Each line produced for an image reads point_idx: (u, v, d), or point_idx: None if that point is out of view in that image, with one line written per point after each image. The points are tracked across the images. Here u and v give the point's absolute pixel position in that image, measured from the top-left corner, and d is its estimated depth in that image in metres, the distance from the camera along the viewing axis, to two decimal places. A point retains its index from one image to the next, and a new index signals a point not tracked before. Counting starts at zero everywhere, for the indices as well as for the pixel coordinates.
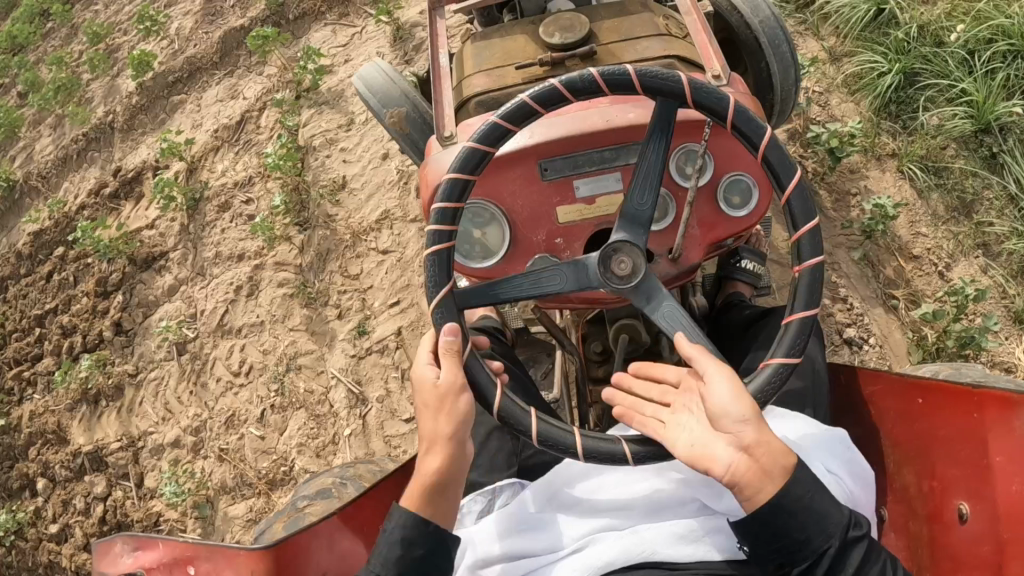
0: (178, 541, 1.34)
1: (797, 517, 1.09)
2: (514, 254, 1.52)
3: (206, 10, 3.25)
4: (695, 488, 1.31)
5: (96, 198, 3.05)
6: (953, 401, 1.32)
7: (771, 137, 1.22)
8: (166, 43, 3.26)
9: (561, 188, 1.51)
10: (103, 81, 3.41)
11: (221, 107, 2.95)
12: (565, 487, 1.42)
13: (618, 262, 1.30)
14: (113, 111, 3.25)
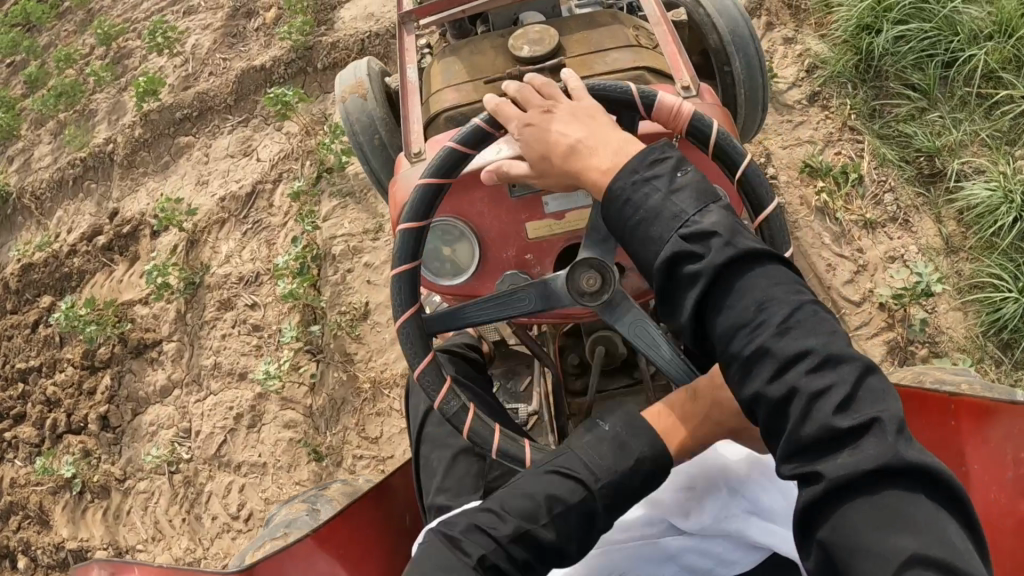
0: (150, 567, 1.27)
1: (687, 280, 0.90)
2: (485, 271, 1.40)
3: (226, 30, 3.08)
4: (662, 507, 1.18)
5: (88, 249, 2.79)
6: (927, 411, 1.33)
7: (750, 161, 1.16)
8: (178, 61, 3.11)
9: (529, 205, 1.34)
10: (111, 94, 3.21)
11: (232, 164, 2.64)
12: None
13: (587, 278, 1.18)
14: (115, 141, 3.00)
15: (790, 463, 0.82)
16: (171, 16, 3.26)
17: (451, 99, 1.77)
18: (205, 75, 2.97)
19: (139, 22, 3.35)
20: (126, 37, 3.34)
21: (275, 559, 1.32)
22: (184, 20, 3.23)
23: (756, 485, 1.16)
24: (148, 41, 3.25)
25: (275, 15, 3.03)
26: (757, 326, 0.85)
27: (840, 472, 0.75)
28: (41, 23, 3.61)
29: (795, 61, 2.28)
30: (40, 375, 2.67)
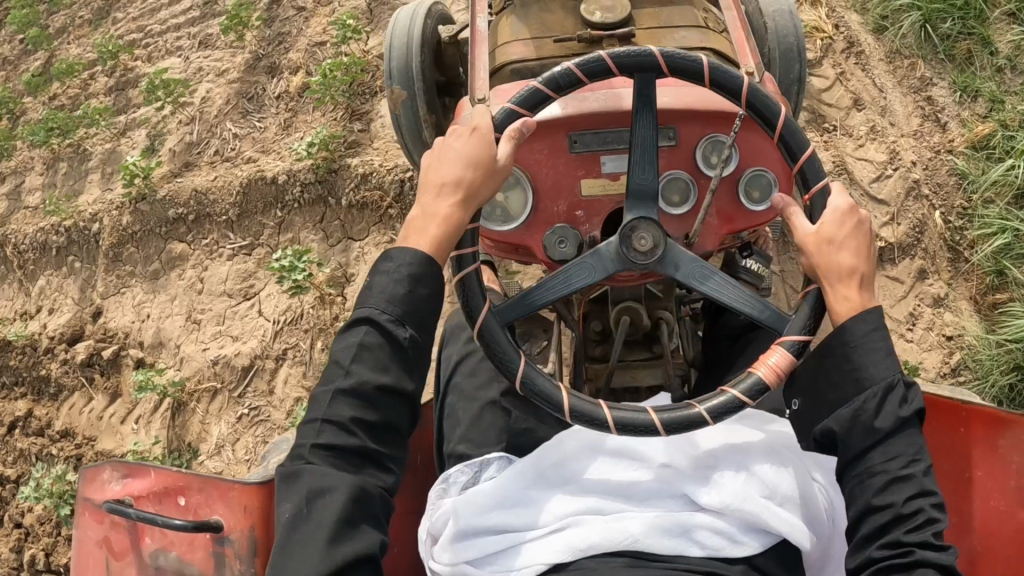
0: (170, 473, 1.55)
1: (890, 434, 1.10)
2: (534, 222, 1.54)
3: (242, 84, 2.73)
4: (678, 477, 1.19)
5: (66, 360, 2.47)
6: (943, 416, 1.50)
7: (786, 117, 1.26)
8: (185, 116, 2.77)
9: (587, 162, 1.53)
10: (113, 143, 2.92)
11: (229, 307, 2.20)
12: (554, 465, 1.24)
13: (641, 236, 1.30)
14: (99, 216, 2.60)
15: (875, 543, 1.07)
16: (191, 62, 2.93)
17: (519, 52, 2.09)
18: (210, 150, 2.57)
19: (153, 58, 3.06)
20: (138, 69, 3.07)
21: None
22: (200, 69, 2.88)
23: (773, 470, 1.20)
24: (158, 84, 2.90)
25: (300, 81, 2.61)
26: (904, 477, 1.08)
27: (928, 560, 1.02)
28: (64, 35, 3.41)
29: (941, 345, 1.89)
30: (11, 494, 2.43)
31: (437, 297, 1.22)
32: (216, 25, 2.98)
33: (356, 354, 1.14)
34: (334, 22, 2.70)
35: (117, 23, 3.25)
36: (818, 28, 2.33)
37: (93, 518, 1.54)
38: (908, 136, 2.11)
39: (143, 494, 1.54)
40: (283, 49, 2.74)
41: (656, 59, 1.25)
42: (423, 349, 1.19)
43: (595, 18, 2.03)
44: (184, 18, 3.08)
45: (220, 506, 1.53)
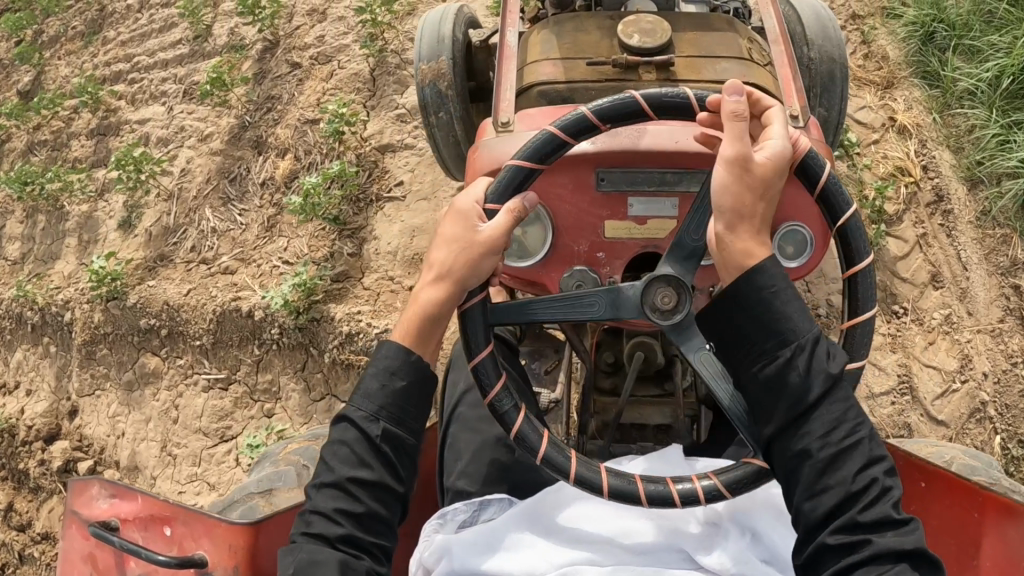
0: (157, 500, 1.30)
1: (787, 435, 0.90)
2: (553, 261, 1.21)
3: (224, 158, 2.45)
4: (681, 534, 1.06)
5: (43, 460, 2.38)
6: (954, 494, 1.21)
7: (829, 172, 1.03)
8: (163, 187, 2.52)
9: (613, 202, 1.18)
10: (89, 205, 2.70)
11: (205, 448, 2.05)
12: (552, 506, 1.11)
13: (662, 295, 1.04)
14: (71, 306, 2.42)
15: (838, 537, 0.84)
16: (175, 119, 2.67)
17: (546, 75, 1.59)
18: (187, 242, 2.32)
19: (136, 103, 2.84)
20: (121, 113, 2.86)
21: (283, 517, 1.30)
22: (180, 130, 2.62)
23: (778, 533, 1.07)
24: (144, 145, 2.70)
25: (287, 169, 2.29)
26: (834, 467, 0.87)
27: (890, 553, 0.81)
28: (57, 59, 3.30)
29: None
30: None
31: (422, 386, 1.04)
32: (203, 78, 2.72)
33: (333, 449, 1.00)
34: (333, 95, 2.41)
35: (107, 61, 3.09)
36: (904, 168, 2.03)
37: (80, 532, 1.31)
38: (985, 332, 1.84)
39: (131, 518, 1.30)
40: (273, 122, 2.43)
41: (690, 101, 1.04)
42: (406, 441, 1.02)
43: (636, 37, 1.54)
44: (174, 63, 2.86)
45: (206, 541, 1.28)
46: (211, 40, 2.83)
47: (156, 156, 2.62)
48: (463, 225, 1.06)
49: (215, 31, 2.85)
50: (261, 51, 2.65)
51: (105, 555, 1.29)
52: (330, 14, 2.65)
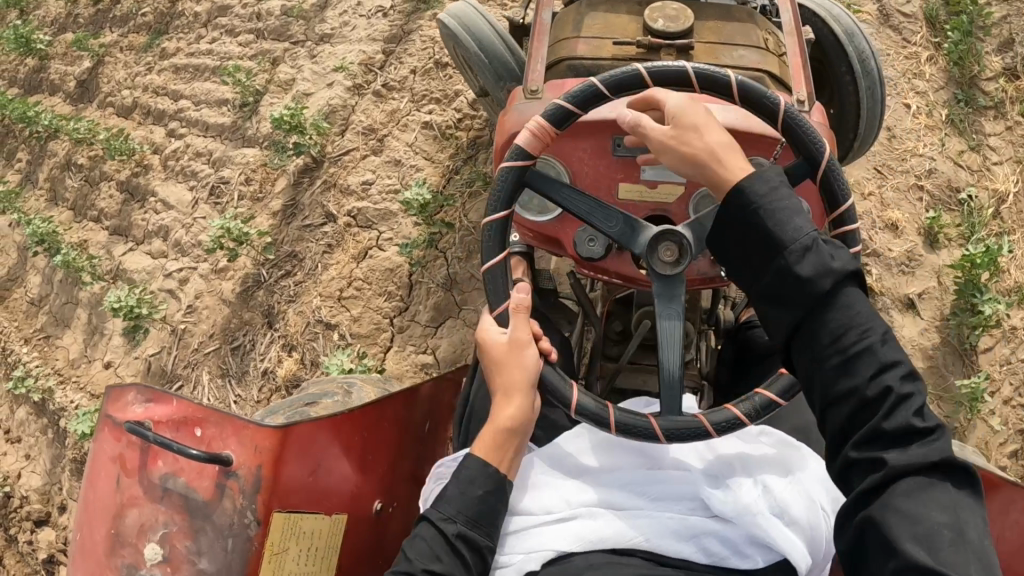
0: (190, 403, 1.38)
1: (774, 203, 0.98)
2: (567, 217, 1.40)
3: (233, 315, 2.20)
4: (686, 474, 1.19)
5: (30, 541, 2.46)
6: None
7: (787, 106, 1.21)
8: (174, 305, 2.35)
9: (627, 167, 1.35)
10: (101, 286, 2.57)
11: None
12: (568, 452, 1.25)
13: (666, 249, 1.20)
14: (65, 415, 2.39)
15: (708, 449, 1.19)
16: (197, 221, 2.46)
17: (577, 50, 1.72)
18: None
19: (168, 170, 2.67)
20: (151, 176, 2.70)
21: (304, 429, 1.43)
22: (199, 238, 2.42)
23: (784, 488, 1.15)
24: (161, 239, 2.52)
25: (288, 375, 2.03)
26: (887, 339, 0.92)
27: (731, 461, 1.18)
28: (112, 63, 3.12)
29: None
30: None
31: (498, 491, 1.16)
32: (236, 173, 2.50)
33: (412, 541, 1.11)
34: (359, 291, 2.04)
35: (159, 98, 2.91)
36: None
37: (113, 435, 1.41)
38: None
39: (162, 420, 1.39)
40: (288, 298, 2.12)
41: (688, 75, 1.21)
42: (480, 546, 1.11)
43: (658, 22, 1.68)
44: (220, 137, 2.65)
45: (234, 442, 1.38)
46: (256, 124, 2.59)
47: (173, 264, 2.42)
48: (513, 354, 1.21)
49: (263, 112, 2.61)
50: (300, 174, 2.36)
51: (140, 453, 1.37)
52: (385, 154, 2.29)
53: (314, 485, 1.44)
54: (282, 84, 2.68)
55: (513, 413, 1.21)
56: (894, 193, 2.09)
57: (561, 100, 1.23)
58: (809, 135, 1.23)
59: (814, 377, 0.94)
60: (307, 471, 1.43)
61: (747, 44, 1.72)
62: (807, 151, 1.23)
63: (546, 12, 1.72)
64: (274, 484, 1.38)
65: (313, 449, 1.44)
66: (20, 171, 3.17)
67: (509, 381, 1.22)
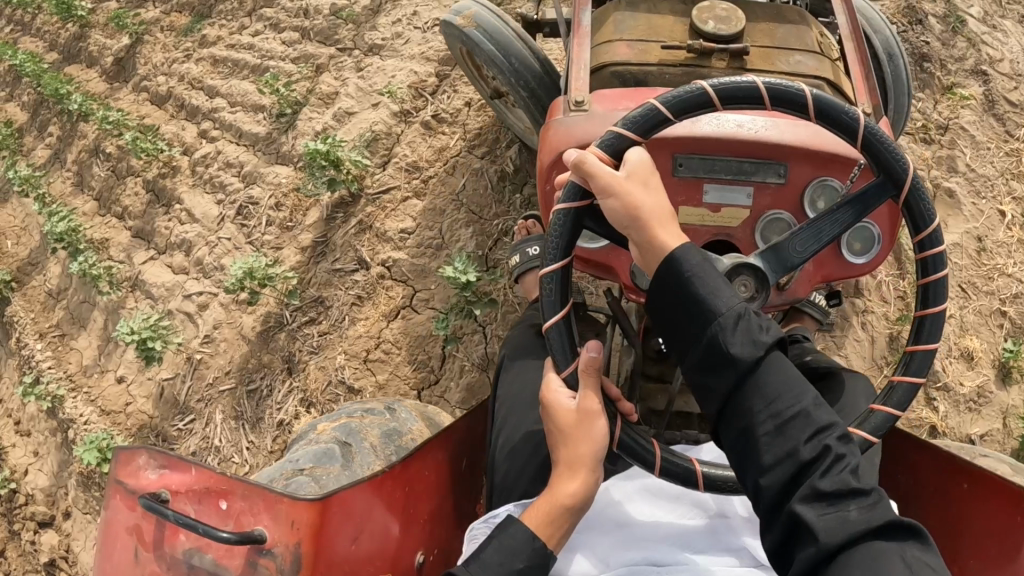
0: (213, 472, 1.28)
1: (707, 272, 0.99)
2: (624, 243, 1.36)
3: (251, 353, 2.12)
4: (729, 523, 1.25)
5: (32, 541, 2.47)
6: (1001, 501, 1.30)
7: (871, 125, 1.05)
8: (192, 328, 2.27)
9: (689, 189, 1.30)
10: (119, 295, 2.49)
11: None
12: (616, 502, 1.27)
13: (741, 283, 1.08)
14: (74, 426, 2.35)
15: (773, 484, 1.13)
16: (221, 241, 2.35)
17: (620, 54, 1.65)
18: (191, 442, 2.13)
19: (197, 175, 2.55)
20: (178, 180, 2.59)
21: (345, 496, 1.32)
22: (222, 260, 2.31)
23: None
24: (183, 253, 2.42)
25: None
26: (816, 402, 0.96)
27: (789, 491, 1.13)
28: (152, 44, 2.98)
29: None
30: None
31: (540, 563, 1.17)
32: (265, 194, 2.35)
33: None
34: (387, 355, 1.97)
35: (196, 92, 2.78)
36: None
37: (126, 503, 1.33)
38: None
39: (182, 491, 1.28)
40: (310, 349, 2.04)
41: (759, 91, 1.05)
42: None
43: (709, 24, 1.61)
44: (252, 148, 2.51)
45: (265, 516, 1.27)
46: (291, 140, 2.43)
47: (194, 285, 2.32)
48: (582, 426, 1.14)
49: (300, 127, 2.43)
50: (333, 212, 2.19)
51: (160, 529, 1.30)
52: (428, 200, 2.13)
53: (358, 554, 1.35)
54: (323, 97, 2.49)
55: (572, 491, 1.17)
56: (974, 317, 1.98)
57: (620, 129, 1.07)
58: (897, 158, 1.06)
59: (746, 449, 0.97)
60: (352, 536, 1.35)
61: (802, 48, 1.66)
62: (887, 165, 1.06)
63: (581, 11, 1.71)
64: (314, 560, 1.28)
65: (355, 517, 1.35)
66: (50, 146, 3.07)
67: (573, 455, 1.17)
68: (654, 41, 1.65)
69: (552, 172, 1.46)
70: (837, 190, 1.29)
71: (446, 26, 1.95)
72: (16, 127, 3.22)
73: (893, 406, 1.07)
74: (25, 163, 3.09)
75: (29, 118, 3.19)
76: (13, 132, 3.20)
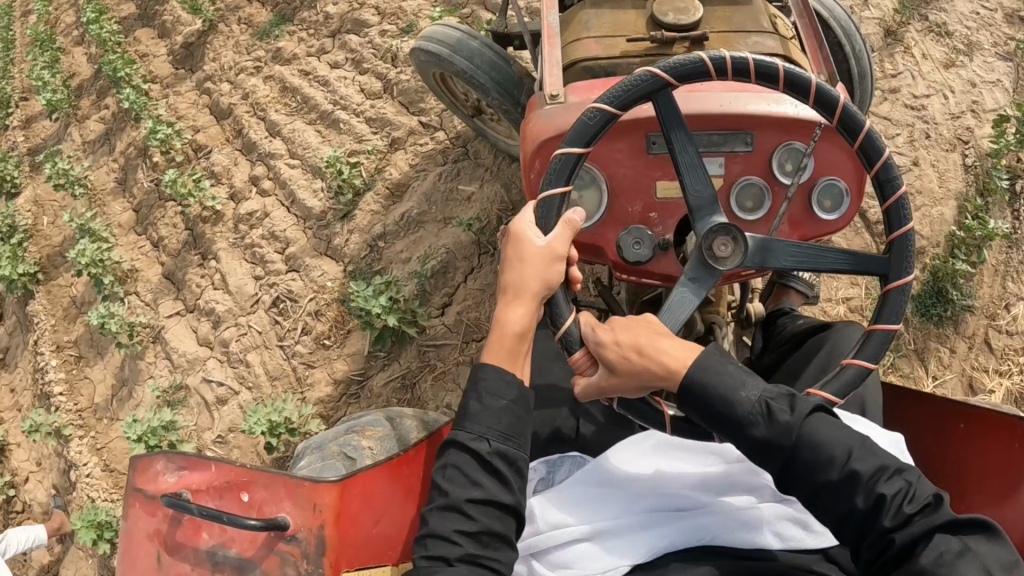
0: (232, 464, 1.21)
1: (725, 369, 1.06)
2: (607, 222, 1.40)
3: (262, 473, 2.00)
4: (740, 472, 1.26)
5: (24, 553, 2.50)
6: (995, 430, 1.28)
7: (828, 94, 1.14)
8: (207, 415, 2.15)
9: (663, 163, 1.37)
10: (138, 345, 2.36)
11: None
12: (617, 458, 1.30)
13: (719, 245, 1.20)
14: (74, 472, 2.29)
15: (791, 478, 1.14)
16: (250, 330, 2.16)
17: (589, 50, 1.61)
18: None
19: (238, 230, 2.36)
20: (217, 230, 2.41)
21: (364, 476, 1.24)
22: (246, 353, 2.13)
23: None
24: (209, 323, 2.26)
25: None
26: (863, 447, 1.00)
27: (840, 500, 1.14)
28: (221, 34, 3.04)
29: None
30: None
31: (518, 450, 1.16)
32: (306, 294, 2.12)
33: (448, 475, 1.12)
34: None
35: (257, 121, 2.65)
36: None
37: (143, 509, 1.21)
38: None
39: (202, 489, 1.21)
40: None
41: (708, 70, 1.14)
42: (514, 457, 1.14)
43: (669, 15, 1.59)
44: (302, 225, 2.26)
45: (289, 503, 1.20)
46: (346, 234, 2.16)
47: (216, 367, 2.18)
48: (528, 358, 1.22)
49: (359, 221, 2.16)
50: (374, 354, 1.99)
51: (176, 528, 1.19)
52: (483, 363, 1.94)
53: (388, 536, 1.25)
54: (391, 188, 2.20)
55: (519, 322, 1.18)
56: None
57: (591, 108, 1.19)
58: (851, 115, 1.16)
59: (798, 482, 1.01)
60: (377, 525, 1.25)
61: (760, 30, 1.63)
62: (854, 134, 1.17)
63: (552, 13, 1.66)
64: (341, 545, 1.20)
65: (378, 505, 1.25)
66: (103, 121, 3.10)
67: (523, 284, 1.17)
68: (619, 35, 1.61)
69: (536, 161, 1.40)
70: (802, 151, 1.33)
71: (419, 54, 1.84)
72: (76, 87, 3.26)
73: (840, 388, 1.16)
74: (77, 132, 3.13)
75: (90, 77, 3.26)
76: (69, 92, 3.23)
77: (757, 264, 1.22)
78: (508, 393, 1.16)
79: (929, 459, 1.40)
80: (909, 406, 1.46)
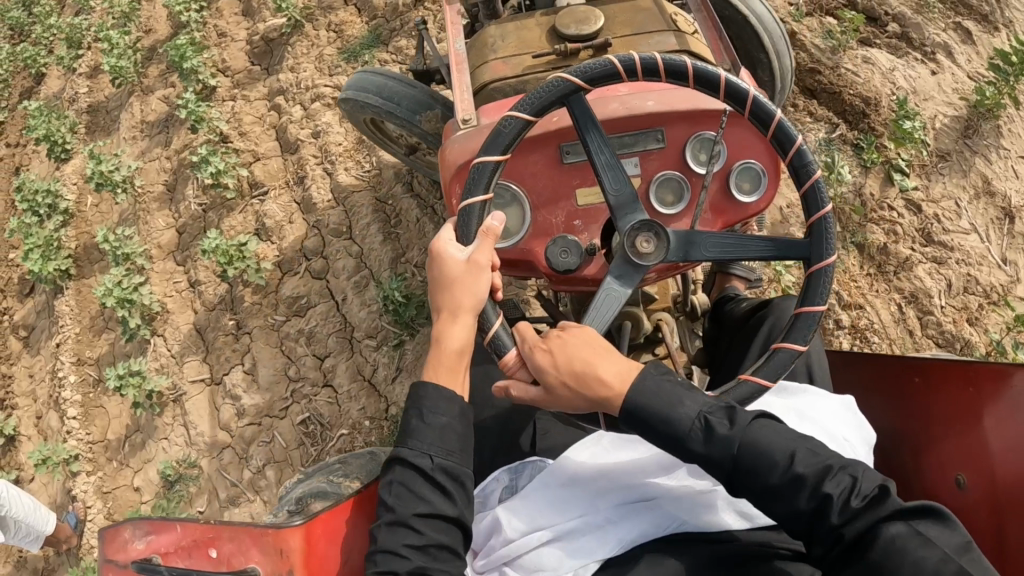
0: (197, 519, 1.11)
1: (660, 386, 1.01)
2: (534, 234, 1.37)
3: None
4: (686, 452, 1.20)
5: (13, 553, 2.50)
6: (949, 376, 1.27)
7: (710, 78, 1.13)
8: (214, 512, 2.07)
9: (581, 171, 1.35)
10: (156, 405, 2.24)
11: None
12: (569, 459, 1.20)
13: (641, 241, 1.18)
14: (80, 513, 2.26)
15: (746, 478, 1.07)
16: (273, 441, 2.04)
17: (496, 72, 1.59)
18: None
19: (277, 315, 2.16)
20: (255, 303, 2.21)
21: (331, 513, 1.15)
22: (264, 464, 2.03)
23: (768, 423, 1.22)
24: (232, 410, 2.13)
25: None
26: (805, 448, 0.95)
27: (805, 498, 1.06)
28: (306, 37, 2.75)
29: None
30: None
31: (459, 436, 1.08)
32: (339, 424, 2.00)
33: (393, 492, 1.03)
34: None
35: (322, 174, 2.37)
36: None
37: None
38: None
39: (172, 550, 1.09)
40: None
41: (605, 72, 1.14)
42: (456, 472, 1.05)
43: (570, 27, 1.57)
44: (347, 335, 2.07)
45: (255, 553, 1.08)
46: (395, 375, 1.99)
47: (231, 465, 2.08)
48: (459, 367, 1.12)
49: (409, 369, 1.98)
50: None
51: None
52: None
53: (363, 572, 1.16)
54: None
55: (461, 336, 1.11)
56: None
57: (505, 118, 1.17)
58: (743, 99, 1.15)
59: (751, 481, 0.95)
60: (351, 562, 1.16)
61: (661, 29, 1.59)
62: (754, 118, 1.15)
63: (457, 40, 1.65)
64: None
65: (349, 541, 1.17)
66: (166, 101, 2.82)
67: (458, 301, 1.12)
68: (523, 53, 1.59)
69: (454, 186, 1.39)
70: (714, 139, 1.31)
71: (346, 103, 1.85)
72: (146, 49, 2.95)
73: (762, 376, 1.14)
74: (137, 107, 2.84)
75: (166, 39, 2.94)
76: (138, 55, 2.92)
77: (682, 256, 1.19)
78: (447, 408, 1.07)
79: (890, 417, 1.38)
80: (865, 368, 1.45)
